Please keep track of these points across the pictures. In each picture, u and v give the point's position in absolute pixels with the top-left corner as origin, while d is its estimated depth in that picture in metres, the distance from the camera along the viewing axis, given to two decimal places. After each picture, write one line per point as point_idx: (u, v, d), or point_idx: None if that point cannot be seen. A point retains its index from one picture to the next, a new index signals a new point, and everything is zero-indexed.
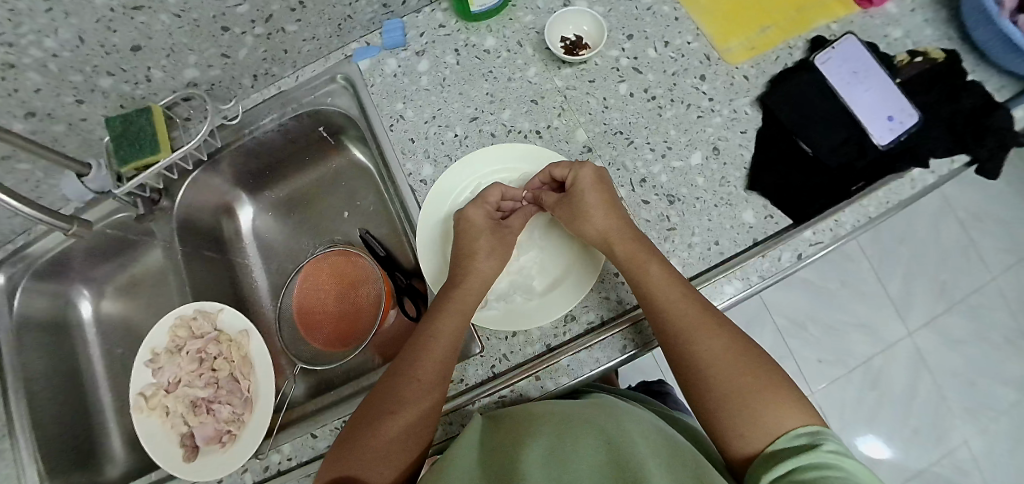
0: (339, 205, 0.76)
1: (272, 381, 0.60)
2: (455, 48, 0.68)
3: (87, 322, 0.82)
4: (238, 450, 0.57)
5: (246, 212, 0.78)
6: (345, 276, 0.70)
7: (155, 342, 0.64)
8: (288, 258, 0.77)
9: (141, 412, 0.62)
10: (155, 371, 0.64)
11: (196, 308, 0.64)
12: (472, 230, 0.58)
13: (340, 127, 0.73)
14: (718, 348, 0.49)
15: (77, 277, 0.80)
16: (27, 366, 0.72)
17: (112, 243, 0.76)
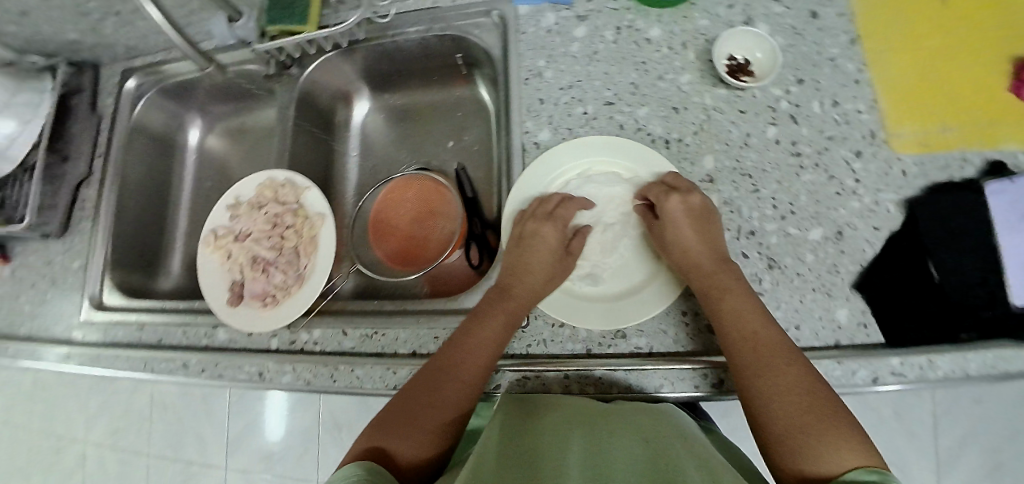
0: (446, 133, 0.76)
1: (327, 273, 0.62)
2: (617, 26, 0.64)
3: (190, 147, 0.87)
4: (273, 318, 0.61)
5: (361, 106, 0.80)
6: (427, 204, 0.70)
7: (243, 191, 0.69)
8: (382, 162, 0.78)
9: (210, 247, 0.67)
10: (233, 218, 0.68)
11: (289, 176, 0.67)
12: (543, 247, 0.57)
13: (476, 61, 0.71)
14: (793, 385, 0.45)
15: (195, 106, 0.85)
16: (126, 167, 0.79)
17: (237, 89, 0.81)
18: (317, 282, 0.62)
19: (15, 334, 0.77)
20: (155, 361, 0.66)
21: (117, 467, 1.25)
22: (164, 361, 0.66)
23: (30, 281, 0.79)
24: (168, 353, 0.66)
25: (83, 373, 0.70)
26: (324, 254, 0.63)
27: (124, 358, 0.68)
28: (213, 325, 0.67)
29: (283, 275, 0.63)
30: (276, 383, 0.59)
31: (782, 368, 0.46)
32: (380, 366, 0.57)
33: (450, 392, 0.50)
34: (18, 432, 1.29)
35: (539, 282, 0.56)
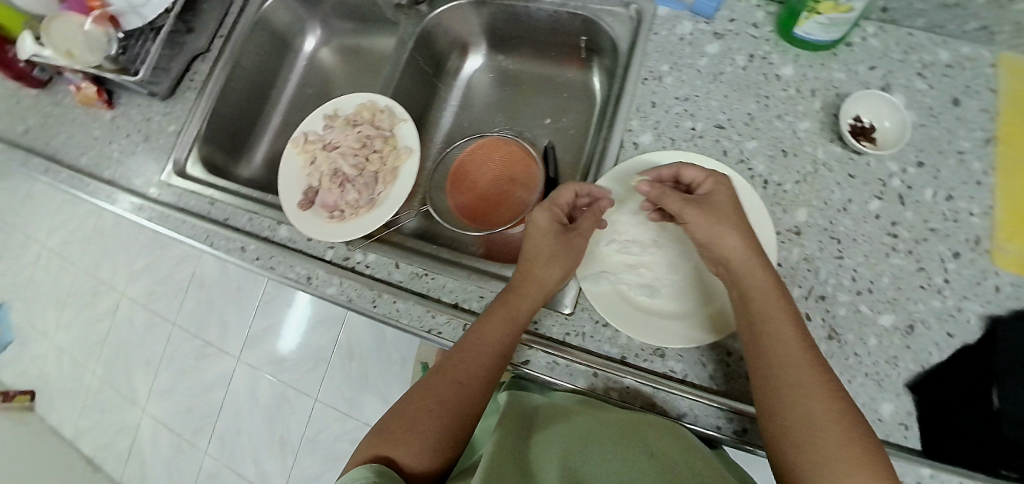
0: (546, 110, 0.76)
1: (398, 207, 0.63)
2: (749, 53, 0.62)
3: (304, 53, 0.91)
4: (336, 231, 0.63)
5: (474, 60, 0.81)
6: (510, 171, 0.71)
7: (343, 106, 0.71)
8: (476, 119, 0.79)
9: (299, 149, 0.70)
10: (326, 127, 0.70)
11: (389, 104, 0.68)
12: (540, 238, 0.56)
13: (599, 48, 0.70)
14: (818, 400, 0.41)
15: (321, 17, 0.88)
16: (242, 53, 0.82)
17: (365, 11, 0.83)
18: (387, 211, 0.63)
19: (100, 175, 0.83)
20: (216, 236, 0.70)
21: (147, 324, 1.39)
22: (225, 239, 0.69)
23: (128, 131, 0.85)
24: (230, 233, 0.69)
25: (150, 227, 0.75)
26: (399, 188, 0.64)
27: (190, 225, 0.72)
28: (278, 220, 0.69)
29: (358, 196, 0.65)
30: (321, 291, 0.61)
31: (813, 383, 0.42)
32: (423, 307, 0.58)
33: (449, 395, 0.50)
34: (77, 267, 1.45)
35: (537, 271, 0.54)
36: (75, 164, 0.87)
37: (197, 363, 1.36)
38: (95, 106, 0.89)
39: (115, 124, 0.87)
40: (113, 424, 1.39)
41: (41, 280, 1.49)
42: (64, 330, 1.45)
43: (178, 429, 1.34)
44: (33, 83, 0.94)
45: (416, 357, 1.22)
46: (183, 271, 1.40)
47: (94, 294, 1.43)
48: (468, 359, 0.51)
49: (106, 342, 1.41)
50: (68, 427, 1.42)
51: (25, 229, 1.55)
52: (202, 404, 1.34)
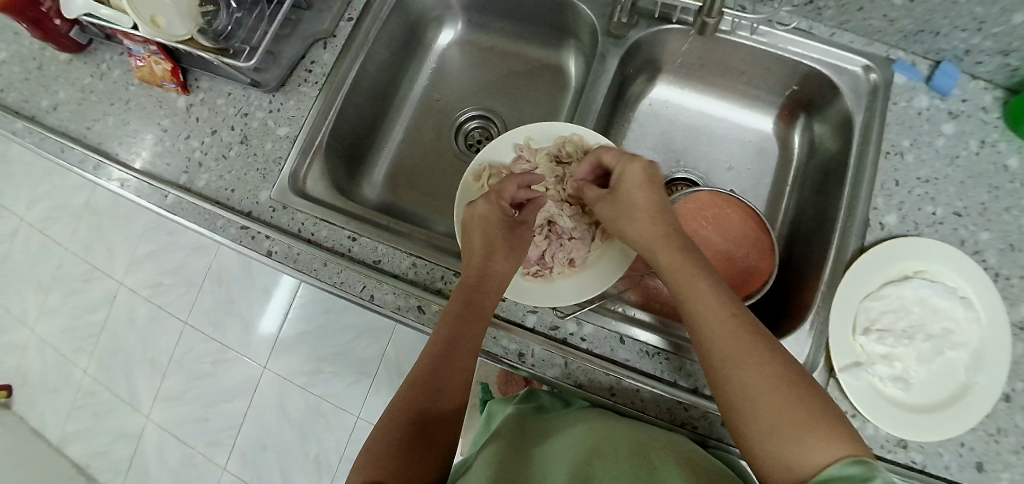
0: (731, 156, 0.72)
1: (620, 275, 0.56)
2: (980, 138, 0.58)
3: (436, 47, 0.75)
4: (544, 293, 0.55)
5: (664, 88, 0.72)
6: (728, 233, 0.62)
7: (538, 138, 0.61)
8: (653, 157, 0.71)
9: (481, 183, 0.60)
10: (519, 162, 0.61)
11: (605, 143, 0.59)
12: (478, 229, 0.55)
13: (823, 106, 0.65)
14: (763, 370, 0.43)
15: (462, 7, 0.72)
16: (375, 44, 0.67)
17: (523, 13, 0.70)
18: (610, 277, 0.56)
19: (175, 182, 0.66)
20: (378, 288, 0.55)
21: (147, 318, 1.28)
22: (391, 294, 0.55)
23: (213, 126, 0.67)
24: (396, 285, 0.55)
25: (274, 267, 0.58)
26: (621, 249, 0.57)
27: (335, 270, 0.56)
28: (456, 273, 0.56)
29: (569, 252, 0.57)
30: (539, 372, 0.53)
31: (746, 356, 0.44)
32: (668, 395, 0.51)
33: (400, 411, 0.47)
34: (75, 253, 1.32)
35: (478, 265, 0.53)
36: (134, 164, 0.69)
37: (214, 369, 1.24)
38: (162, 85, 0.70)
39: (192, 116, 0.69)
40: (114, 428, 1.29)
41: (39, 261, 1.35)
42: (49, 320, 1.34)
43: (190, 441, 1.24)
44: (68, 47, 0.76)
45: (480, 379, 1.17)
46: (197, 263, 1.27)
47: (101, 286, 1.31)
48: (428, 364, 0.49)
49: (102, 334, 1.31)
50: (60, 429, 1.32)
51: (12, 202, 1.37)
52: (219, 414, 1.24)
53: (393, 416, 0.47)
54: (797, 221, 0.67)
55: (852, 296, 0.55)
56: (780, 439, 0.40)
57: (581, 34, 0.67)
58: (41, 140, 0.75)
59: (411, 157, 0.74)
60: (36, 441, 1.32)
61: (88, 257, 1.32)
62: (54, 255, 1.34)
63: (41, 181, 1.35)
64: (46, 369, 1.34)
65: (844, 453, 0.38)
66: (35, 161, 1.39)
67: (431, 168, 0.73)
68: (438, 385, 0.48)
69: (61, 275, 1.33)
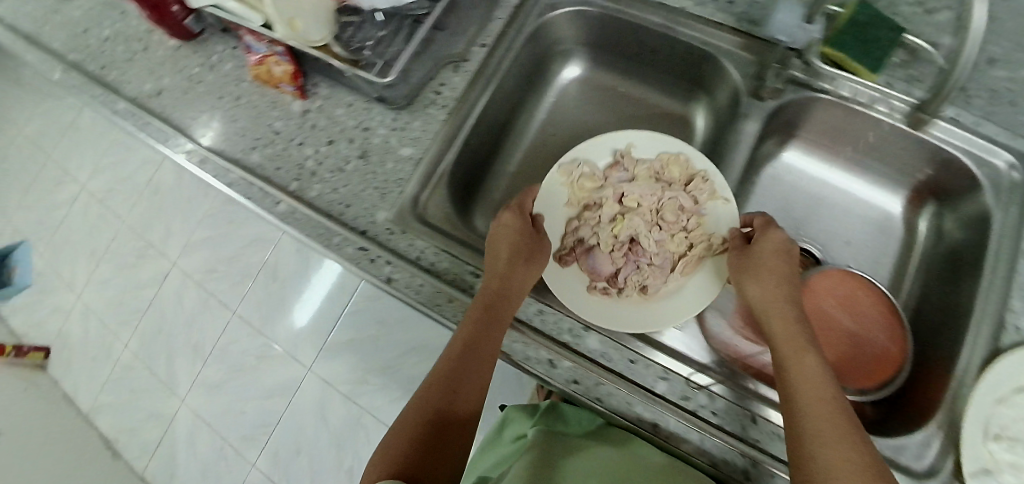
0: (847, 230, 0.73)
1: (694, 313, 0.54)
2: None
3: (557, 83, 0.74)
4: (601, 311, 0.54)
5: (797, 155, 0.72)
6: (859, 312, 0.64)
7: (643, 147, 0.63)
8: (773, 219, 0.72)
9: (570, 178, 0.61)
10: (617, 167, 0.62)
11: (712, 174, 0.59)
12: (503, 237, 0.55)
13: (961, 192, 0.63)
14: (845, 444, 0.38)
15: (592, 46, 0.71)
16: (507, 75, 0.66)
17: (657, 60, 0.69)
18: (684, 310, 0.54)
19: (284, 189, 0.65)
20: (506, 334, 0.53)
21: (196, 304, 1.30)
22: (520, 342, 0.53)
23: (330, 136, 0.66)
24: (527, 333, 0.53)
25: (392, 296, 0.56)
26: (699, 286, 0.55)
27: (462, 309, 0.54)
28: (585, 326, 0.54)
29: (644, 277, 0.56)
30: (672, 445, 0.49)
31: (835, 433, 0.39)
32: (734, 449, 0.48)
33: (410, 411, 0.46)
34: (136, 231, 1.35)
35: (502, 271, 0.52)
36: (242, 164, 0.68)
37: (257, 364, 1.25)
38: (278, 87, 0.70)
39: (308, 122, 0.68)
40: (150, 407, 1.30)
41: (99, 231, 1.37)
42: (98, 292, 1.36)
43: (223, 432, 1.24)
44: (180, 33, 0.76)
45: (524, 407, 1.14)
46: (252, 255, 1.29)
47: (155, 265, 1.33)
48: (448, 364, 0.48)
49: (150, 311, 1.33)
50: (93, 400, 1.34)
51: (84, 173, 1.40)
52: (255, 410, 1.23)
53: (409, 413, 0.46)
54: (919, 306, 0.66)
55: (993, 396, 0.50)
56: None
57: (719, 93, 0.67)
58: (150, 126, 0.76)
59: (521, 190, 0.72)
60: (69, 409, 1.33)
61: (148, 237, 1.35)
62: (116, 230, 1.36)
63: (121, 157, 1.39)
64: (89, 338, 1.36)
65: None
66: (111, 136, 1.43)
67: None
68: (445, 384, 0.46)
69: (119, 250, 1.36)
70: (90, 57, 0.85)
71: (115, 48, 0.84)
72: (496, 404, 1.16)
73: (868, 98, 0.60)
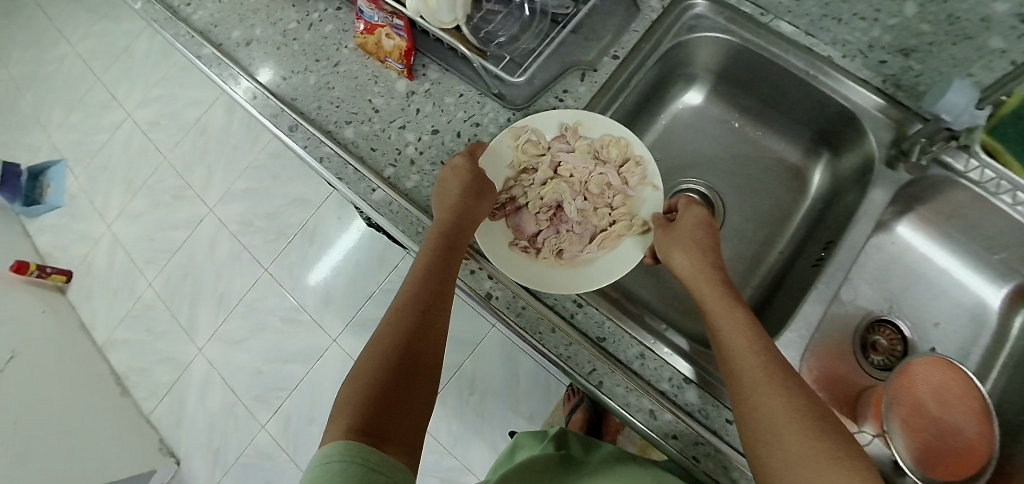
0: (943, 313, 0.69)
1: (614, 279, 0.53)
2: None
3: (671, 108, 0.71)
4: (520, 268, 0.53)
5: (908, 231, 0.69)
6: (948, 402, 0.60)
7: (589, 126, 0.57)
8: (869, 288, 0.69)
9: (517, 142, 0.57)
10: (561, 137, 0.57)
11: (648, 159, 0.56)
12: (453, 177, 0.54)
13: None
14: (775, 392, 0.40)
15: (717, 74, 0.68)
16: (632, 92, 0.62)
17: (784, 102, 0.66)
18: (600, 276, 0.53)
19: (379, 174, 0.61)
20: (608, 376, 0.51)
21: (228, 254, 1.25)
22: (622, 386, 0.51)
23: (436, 126, 0.62)
24: (631, 378, 0.51)
25: (491, 313, 0.54)
26: (615, 258, 0.54)
27: (564, 341, 0.53)
28: (687, 377, 0.52)
29: (562, 242, 0.55)
30: None
31: (767, 383, 0.41)
32: None
33: (371, 357, 0.44)
34: (177, 170, 1.31)
35: (455, 205, 0.52)
36: (335, 138, 0.64)
37: (281, 328, 1.20)
38: (384, 61, 0.66)
39: (412, 105, 0.63)
40: (164, 351, 1.26)
41: (142, 164, 1.34)
42: (130, 225, 1.32)
43: (237, 389, 1.20)
44: None
45: (548, 418, 1.11)
46: (292, 215, 1.24)
47: (191, 208, 1.29)
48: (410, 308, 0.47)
49: (178, 254, 1.29)
50: (108, 334, 1.31)
51: (132, 102, 1.39)
52: (272, 372, 1.19)
53: (370, 358, 0.45)
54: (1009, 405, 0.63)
55: None
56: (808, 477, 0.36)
57: (846, 156, 0.64)
58: (237, 79, 0.71)
59: None
60: (83, 338, 1.29)
61: (188, 178, 1.31)
62: (155, 164, 1.33)
63: (177, 93, 1.36)
64: (114, 270, 1.32)
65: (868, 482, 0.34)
66: (164, 68, 1.39)
67: None
68: (406, 327, 0.46)
69: (156, 187, 1.32)
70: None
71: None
72: (519, 409, 1.12)
73: (1012, 197, 0.58)
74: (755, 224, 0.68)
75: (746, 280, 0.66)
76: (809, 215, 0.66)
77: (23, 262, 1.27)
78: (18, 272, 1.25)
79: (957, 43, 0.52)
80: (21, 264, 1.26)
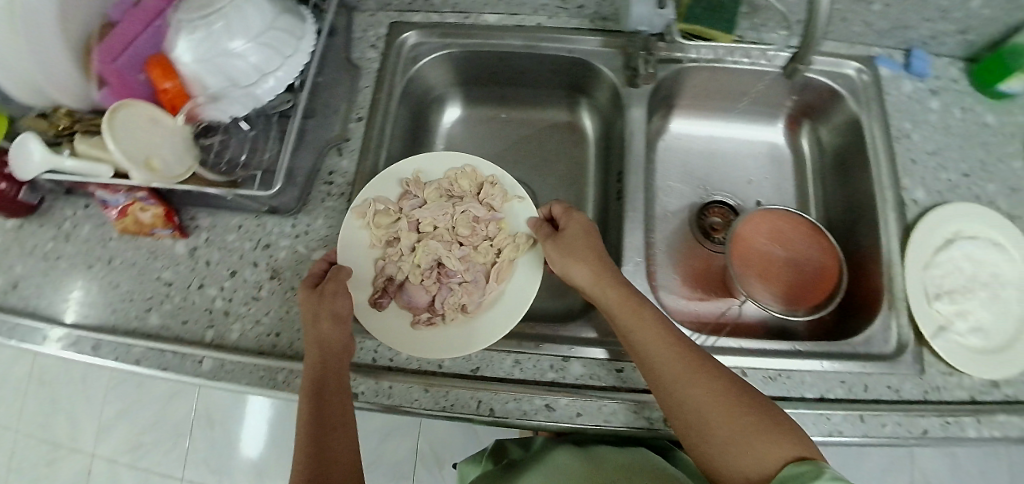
0: (748, 169, 0.77)
1: (524, 312, 0.53)
2: (959, 105, 0.68)
3: (441, 129, 0.74)
4: (428, 343, 0.52)
5: (680, 123, 0.77)
6: (789, 242, 0.66)
7: (427, 172, 0.60)
8: (685, 183, 0.75)
9: (366, 219, 0.57)
10: (406, 196, 0.59)
11: (500, 177, 0.60)
12: (309, 313, 0.49)
13: (823, 107, 0.72)
14: (703, 386, 0.44)
15: (464, 82, 0.72)
16: (395, 139, 0.65)
17: (527, 77, 0.71)
18: (508, 313, 0.54)
19: (201, 341, 0.58)
20: (495, 399, 0.52)
21: (139, 483, 1.12)
22: (511, 400, 0.52)
23: (232, 267, 0.60)
24: (515, 389, 0.53)
25: (366, 410, 0.52)
26: (515, 289, 0.55)
27: (441, 393, 0.52)
28: (563, 357, 0.55)
29: (460, 297, 0.55)
30: None
31: (693, 377, 0.45)
32: None
33: None
34: (36, 434, 1.16)
35: (322, 338, 0.48)
36: (142, 331, 0.60)
37: None
38: (152, 233, 0.63)
39: (200, 260, 0.61)
40: None
41: None
42: None
43: None
44: (18, 210, 0.67)
45: None
46: (181, 407, 1.13)
47: (75, 462, 1.14)
48: (308, 457, 0.44)
49: None
50: None
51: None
52: None
53: None
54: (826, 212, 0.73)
55: (913, 269, 0.59)
56: (729, 451, 0.42)
57: (598, 94, 0.70)
58: (10, 328, 0.64)
59: None
60: None
61: (53, 435, 1.16)
62: (9, 440, 1.17)
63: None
64: None
65: (787, 451, 0.40)
66: None
67: None
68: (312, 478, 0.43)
69: (23, 464, 1.15)
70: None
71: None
72: None
73: (732, 57, 0.68)
74: (562, 187, 0.71)
75: None
76: (599, 155, 0.71)
77: None
78: None
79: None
80: None
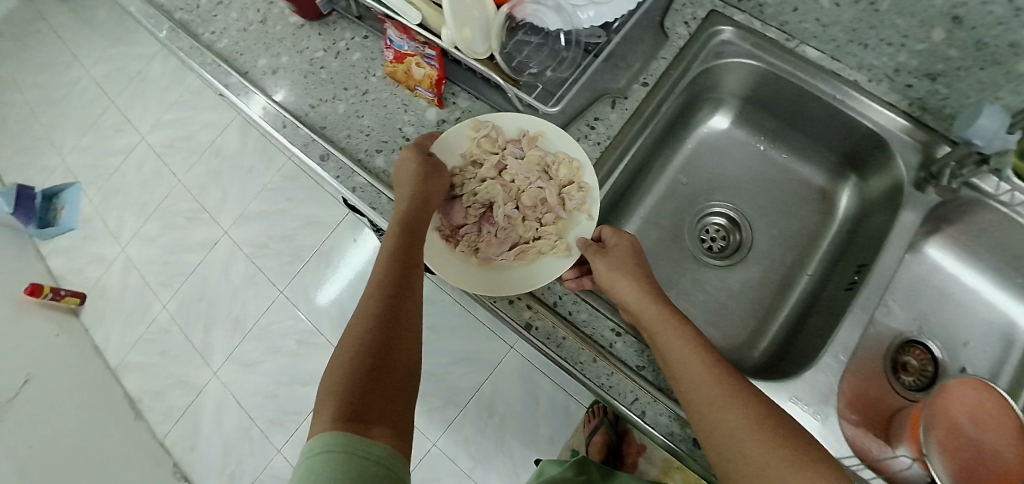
0: (979, 332, 0.68)
1: (515, 292, 0.53)
2: None
3: (698, 132, 0.72)
4: (440, 257, 0.54)
5: (935, 251, 0.70)
6: (990, 428, 0.54)
7: (547, 139, 0.58)
8: (901, 309, 0.69)
9: (476, 134, 0.58)
10: (515, 143, 0.58)
11: (592, 188, 0.55)
12: (404, 177, 0.54)
13: None
14: (740, 408, 0.41)
15: (744, 99, 0.69)
16: (662, 118, 0.63)
17: (810, 126, 0.67)
18: (502, 284, 0.54)
19: None
20: (651, 405, 0.51)
21: (243, 275, 1.24)
22: (665, 415, 0.50)
23: None
24: (673, 407, 0.50)
25: (531, 344, 0.54)
26: (530, 274, 0.54)
27: (606, 371, 0.52)
28: None
29: (481, 241, 0.55)
30: None
31: (728, 401, 0.42)
32: None
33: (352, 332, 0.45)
34: (191, 192, 1.32)
35: (410, 194, 0.52)
36: (366, 166, 0.64)
37: (298, 349, 1.17)
38: (414, 90, 0.66)
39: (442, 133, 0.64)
40: (176, 374, 1.24)
41: (156, 186, 1.34)
42: (143, 247, 1.32)
43: (252, 412, 1.17)
44: (309, 12, 0.72)
45: (569, 439, 1.09)
46: (307, 236, 1.23)
47: (206, 230, 1.29)
48: (382, 284, 0.48)
49: (191, 276, 1.28)
50: (120, 357, 1.29)
51: (145, 125, 1.40)
52: (288, 393, 1.16)
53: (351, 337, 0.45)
54: None
55: None
56: None
57: (873, 179, 0.64)
58: (265, 106, 0.72)
59: (647, 238, 0.69)
60: (96, 361, 1.28)
61: (202, 200, 1.31)
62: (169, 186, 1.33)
63: (191, 117, 1.37)
64: (127, 292, 1.32)
65: None
66: (177, 92, 1.40)
67: (664, 255, 0.68)
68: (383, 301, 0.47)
69: (171, 209, 1.32)
70: (201, 20, 0.81)
71: (229, 15, 0.80)
72: (539, 430, 1.10)
73: None
74: (782, 246, 0.69)
75: (779, 301, 0.66)
76: (838, 237, 0.67)
77: (36, 284, 1.27)
78: (32, 294, 1.25)
79: (985, 68, 0.52)
80: (34, 286, 1.26)
